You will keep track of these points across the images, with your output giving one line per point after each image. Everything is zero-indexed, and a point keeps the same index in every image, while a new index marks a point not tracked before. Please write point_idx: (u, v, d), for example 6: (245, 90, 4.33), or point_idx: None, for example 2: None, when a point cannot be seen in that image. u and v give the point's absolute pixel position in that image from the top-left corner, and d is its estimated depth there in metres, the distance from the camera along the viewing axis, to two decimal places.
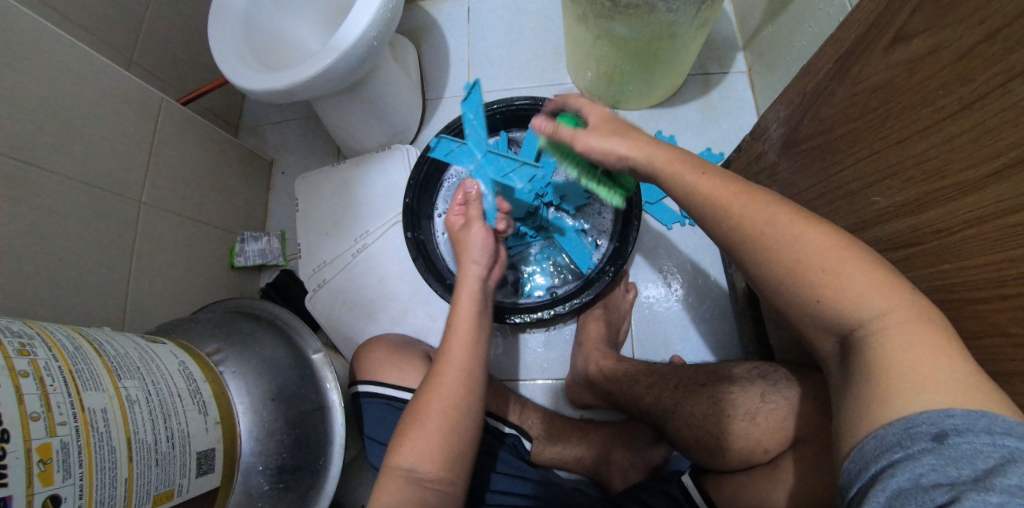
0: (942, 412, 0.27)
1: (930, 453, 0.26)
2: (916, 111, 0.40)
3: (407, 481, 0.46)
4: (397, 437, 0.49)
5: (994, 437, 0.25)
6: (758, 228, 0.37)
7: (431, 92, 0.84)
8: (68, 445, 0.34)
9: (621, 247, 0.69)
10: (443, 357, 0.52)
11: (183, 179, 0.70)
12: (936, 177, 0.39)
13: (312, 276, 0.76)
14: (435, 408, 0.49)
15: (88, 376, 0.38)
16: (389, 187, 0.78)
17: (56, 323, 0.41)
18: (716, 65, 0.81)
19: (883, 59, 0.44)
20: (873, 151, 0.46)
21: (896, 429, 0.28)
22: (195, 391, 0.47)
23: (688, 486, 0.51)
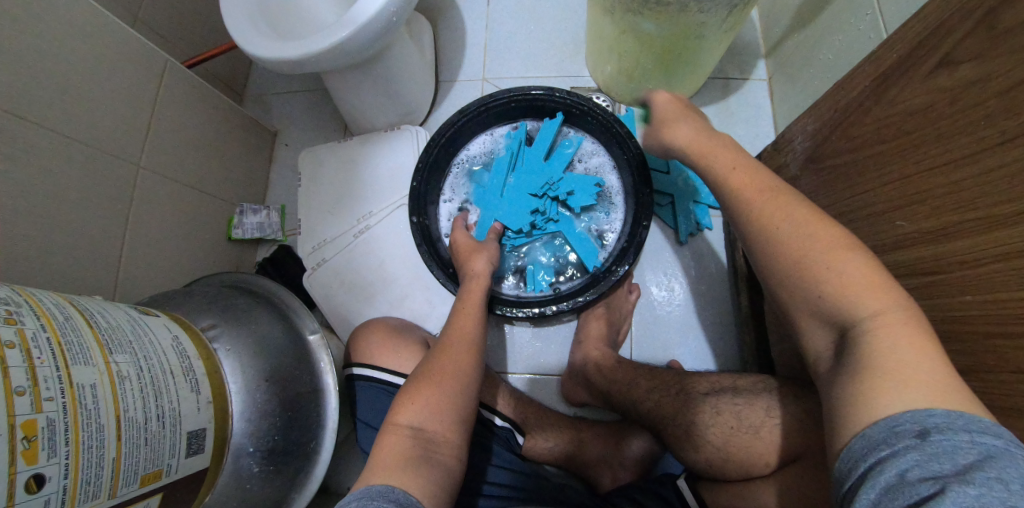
0: (924, 412, 0.27)
1: (914, 449, 0.25)
2: (954, 139, 0.39)
3: (416, 439, 0.44)
4: (406, 395, 0.48)
5: (973, 434, 0.25)
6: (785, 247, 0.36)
7: (445, 73, 0.82)
8: (54, 422, 0.33)
9: (630, 247, 0.67)
10: (455, 327, 0.57)
11: (183, 145, 0.67)
12: (967, 209, 0.38)
13: (311, 255, 0.74)
14: (454, 369, 0.51)
15: (78, 349, 0.37)
16: (397, 168, 0.76)
17: (45, 290, 0.40)
18: (737, 70, 0.80)
19: (923, 83, 0.43)
20: (903, 176, 0.45)
21: (882, 429, 0.27)
22: (188, 368, 0.45)
23: (684, 491, 0.52)
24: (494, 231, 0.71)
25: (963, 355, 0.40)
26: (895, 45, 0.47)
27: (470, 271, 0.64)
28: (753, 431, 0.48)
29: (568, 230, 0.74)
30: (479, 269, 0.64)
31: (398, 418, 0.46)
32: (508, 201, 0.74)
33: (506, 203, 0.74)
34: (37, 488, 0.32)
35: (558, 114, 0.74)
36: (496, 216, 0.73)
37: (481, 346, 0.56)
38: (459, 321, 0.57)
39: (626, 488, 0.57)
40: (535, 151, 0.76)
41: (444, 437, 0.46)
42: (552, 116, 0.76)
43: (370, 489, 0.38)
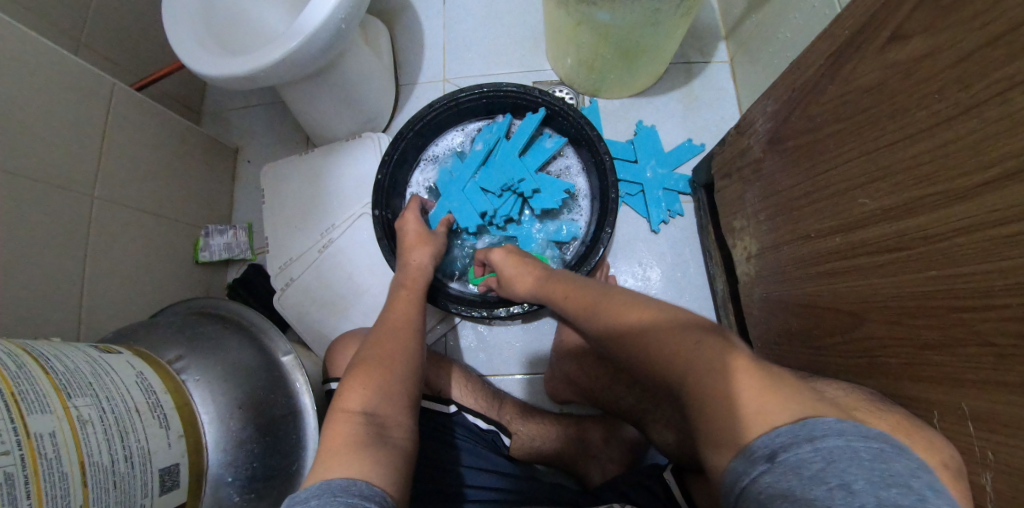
0: (772, 434, 0.31)
1: (768, 472, 0.29)
2: (910, 114, 0.39)
3: (370, 424, 0.43)
4: (349, 383, 0.47)
5: (812, 444, 0.29)
6: None
7: (404, 76, 0.80)
8: (12, 476, 0.33)
9: (595, 246, 0.66)
10: (392, 314, 0.56)
11: (138, 172, 0.65)
12: (927, 183, 0.38)
13: (279, 273, 0.72)
14: (396, 354, 0.50)
15: (33, 397, 0.36)
16: (360, 178, 0.75)
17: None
18: (698, 54, 0.79)
19: (877, 59, 0.43)
20: (863, 153, 0.45)
21: (745, 457, 0.31)
22: (154, 404, 0.44)
23: (671, 484, 0.53)
24: (445, 223, 0.70)
25: (932, 329, 0.40)
26: (845, 22, 0.47)
27: (406, 261, 0.63)
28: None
29: (523, 233, 0.74)
30: (418, 258, 0.63)
31: (346, 404, 0.44)
32: (472, 197, 0.73)
33: (467, 199, 0.73)
34: None
35: (540, 110, 0.71)
36: (450, 208, 0.73)
37: (419, 330, 0.56)
38: (394, 309, 0.57)
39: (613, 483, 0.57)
40: (512, 147, 0.73)
41: (395, 421, 0.45)
42: (535, 110, 0.73)
43: (330, 485, 0.35)
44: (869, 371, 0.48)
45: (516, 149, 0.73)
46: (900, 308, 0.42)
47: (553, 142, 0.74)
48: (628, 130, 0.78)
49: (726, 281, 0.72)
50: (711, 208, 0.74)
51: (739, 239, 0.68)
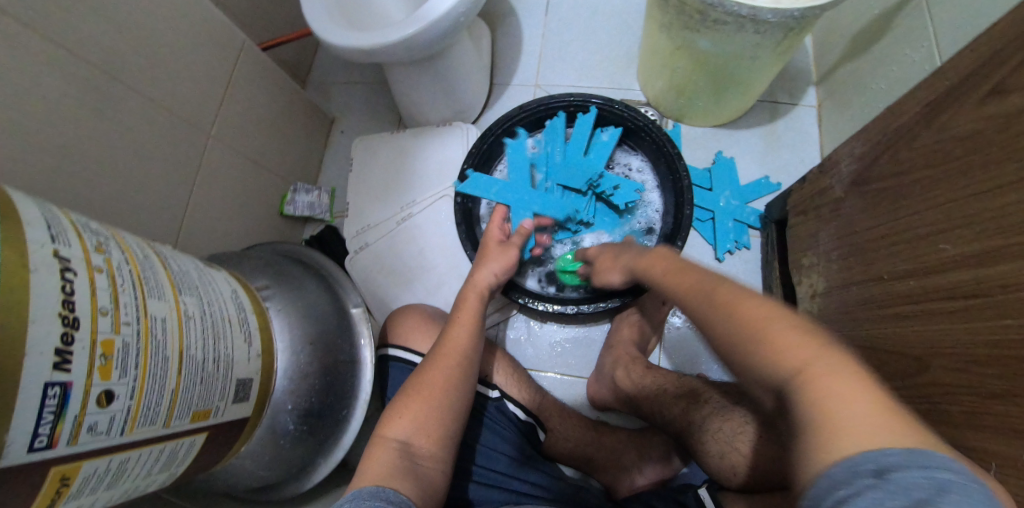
0: (880, 449, 0.24)
1: (874, 491, 0.22)
2: (1001, 165, 0.39)
3: (401, 452, 0.46)
4: (394, 408, 0.50)
5: (933, 470, 0.22)
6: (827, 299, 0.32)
7: (499, 77, 0.85)
8: (128, 346, 0.35)
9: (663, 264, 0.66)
10: (447, 336, 0.56)
11: (249, 121, 0.71)
12: (1012, 234, 0.38)
13: (354, 238, 0.76)
14: (436, 382, 0.52)
15: (154, 284, 0.39)
16: (445, 162, 0.78)
17: (132, 233, 0.42)
18: (786, 95, 0.81)
19: (974, 112, 0.43)
20: (950, 200, 0.45)
21: (838, 467, 0.24)
22: (243, 319, 0.48)
23: (704, 499, 0.50)
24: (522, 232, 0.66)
25: (998, 377, 0.38)
26: (947, 73, 0.47)
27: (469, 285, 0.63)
28: (780, 439, 0.47)
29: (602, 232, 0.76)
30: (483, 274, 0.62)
31: (386, 431, 0.48)
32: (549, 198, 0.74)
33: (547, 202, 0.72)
34: (107, 403, 0.33)
35: (591, 110, 0.74)
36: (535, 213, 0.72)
37: (474, 355, 0.56)
38: (451, 329, 0.57)
39: (642, 495, 0.56)
40: (573, 146, 0.75)
41: (428, 451, 0.48)
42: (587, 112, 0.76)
43: (361, 491, 0.39)
44: (929, 416, 0.46)
45: (579, 145, 0.74)
46: (970, 355, 0.41)
47: (609, 135, 0.75)
48: (706, 158, 0.80)
49: None
50: (779, 244, 0.74)
51: (806, 276, 0.68)
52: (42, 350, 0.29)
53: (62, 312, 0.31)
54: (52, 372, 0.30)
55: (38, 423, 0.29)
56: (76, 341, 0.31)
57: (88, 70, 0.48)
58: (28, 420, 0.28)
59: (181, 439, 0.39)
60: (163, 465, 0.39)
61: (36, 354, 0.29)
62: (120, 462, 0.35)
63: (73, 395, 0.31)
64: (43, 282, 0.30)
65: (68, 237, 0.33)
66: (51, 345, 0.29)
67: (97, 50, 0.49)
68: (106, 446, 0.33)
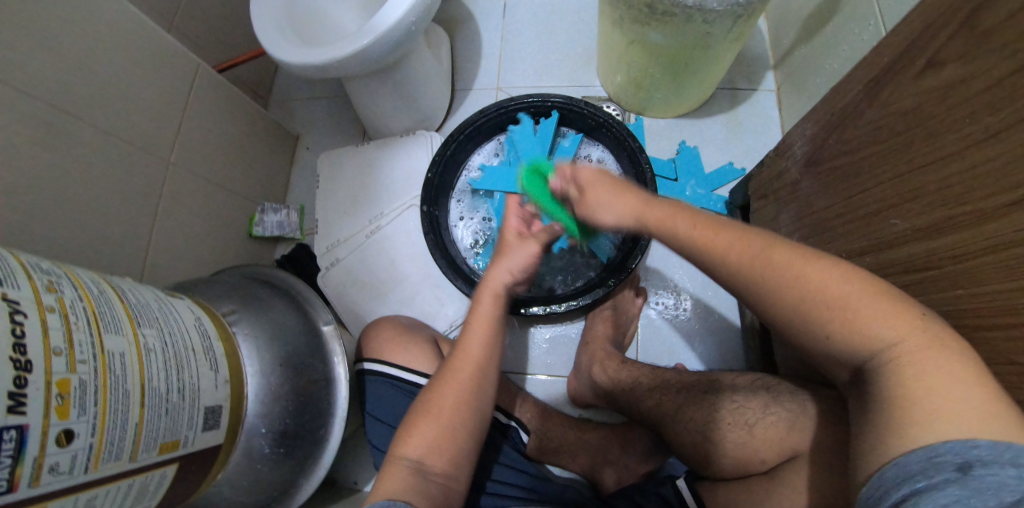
0: (968, 443, 0.27)
1: (955, 483, 0.26)
2: (942, 137, 0.40)
3: (414, 471, 0.48)
4: (405, 427, 0.51)
5: (1020, 470, 0.26)
6: (789, 275, 0.37)
7: (460, 82, 0.85)
8: (85, 383, 0.35)
9: (632, 254, 0.70)
10: (461, 348, 0.56)
11: (210, 144, 0.71)
12: (956, 203, 0.39)
13: (325, 254, 0.76)
14: (447, 400, 0.52)
15: (110, 319, 0.39)
16: (411, 171, 0.78)
17: (86, 268, 0.42)
18: (745, 81, 0.82)
19: (913, 86, 0.43)
20: (897, 175, 0.45)
21: (918, 458, 0.28)
22: (208, 347, 0.47)
23: (683, 491, 0.50)
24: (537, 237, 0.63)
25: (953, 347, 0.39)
26: (882, 52, 0.48)
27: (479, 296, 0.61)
28: (747, 427, 0.48)
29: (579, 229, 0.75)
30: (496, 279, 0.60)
31: (398, 450, 0.50)
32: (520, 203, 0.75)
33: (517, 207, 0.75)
34: (68, 442, 0.33)
35: (554, 114, 0.74)
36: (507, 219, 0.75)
37: (491, 366, 0.56)
38: (465, 341, 0.57)
39: (626, 491, 0.56)
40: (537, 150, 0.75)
41: (440, 468, 0.49)
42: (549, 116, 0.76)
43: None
44: None
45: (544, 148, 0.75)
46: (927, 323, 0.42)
47: (570, 140, 0.77)
48: (670, 148, 0.81)
49: None
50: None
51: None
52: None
53: (13, 356, 0.30)
54: (7, 416, 0.29)
55: None
56: (30, 383, 0.31)
57: (38, 108, 0.47)
58: None
59: (148, 472, 0.39)
60: (133, 501, 0.39)
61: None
62: (87, 500, 0.35)
63: (30, 437, 0.31)
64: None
65: (16, 279, 0.33)
66: (3, 389, 0.29)
67: (47, 87, 0.48)
68: (69, 484, 0.34)
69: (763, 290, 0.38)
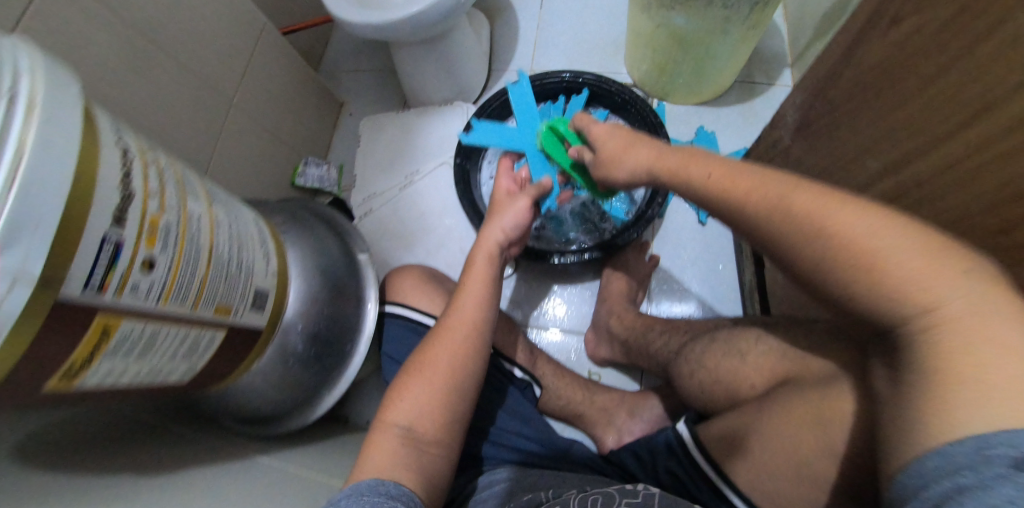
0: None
1: (1008, 482, 0.20)
2: (904, 80, 0.44)
3: (404, 439, 0.47)
4: (395, 393, 0.50)
5: None
6: (810, 217, 0.32)
7: (498, 64, 0.93)
8: (171, 226, 0.38)
9: (638, 222, 0.72)
10: (448, 320, 0.55)
11: (267, 95, 0.77)
12: (919, 135, 0.44)
13: (361, 204, 0.82)
14: (439, 365, 0.51)
15: (192, 188, 0.44)
16: (446, 135, 0.84)
17: (182, 162, 0.47)
18: (763, 76, 0.88)
19: (882, 39, 0.47)
20: (870, 121, 0.50)
21: (967, 449, 0.22)
22: (263, 240, 0.51)
23: (684, 436, 0.49)
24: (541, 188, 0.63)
25: None
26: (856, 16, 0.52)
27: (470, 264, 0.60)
28: (740, 356, 0.50)
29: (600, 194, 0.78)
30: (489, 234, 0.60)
31: (387, 417, 0.49)
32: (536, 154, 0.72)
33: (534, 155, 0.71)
34: (149, 269, 0.36)
35: (585, 91, 0.81)
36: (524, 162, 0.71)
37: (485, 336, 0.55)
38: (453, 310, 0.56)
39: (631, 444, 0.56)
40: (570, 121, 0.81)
41: (432, 436, 0.48)
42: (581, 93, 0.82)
43: (360, 485, 0.40)
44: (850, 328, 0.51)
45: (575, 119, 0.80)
46: None
47: (598, 115, 0.83)
48: (690, 132, 0.86)
49: (755, 269, 0.73)
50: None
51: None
52: (104, 208, 0.32)
53: (121, 184, 0.34)
54: (110, 228, 0.33)
55: (93, 269, 0.32)
56: (130, 211, 0.35)
57: (128, 31, 0.54)
58: (85, 265, 0.31)
59: (203, 327, 0.42)
60: (185, 353, 0.42)
61: (99, 210, 0.32)
62: (153, 332, 0.38)
63: (123, 254, 0.34)
64: (109, 154, 0.34)
65: (127, 135, 0.38)
66: (113, 204, 0.33)
67: (137, 15, 0.54)
68: (142, 310, 0.36)
69: (779, 234, 0.34)
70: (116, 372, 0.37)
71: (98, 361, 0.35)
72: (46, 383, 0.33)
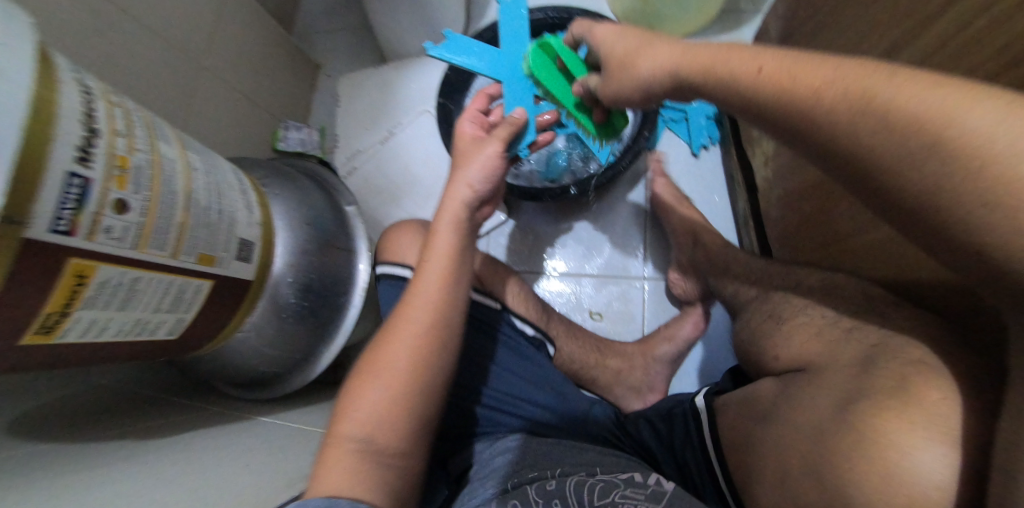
0: None
1: None
2: None
3: (363, 452, 0.43)
4: (348, 400, 0.46)
5: None
6: (914, 116, 0.23)
7: (476, 12, 0.90)
8: (142, 167, 0.36)
9: (626, 156, 0.71)
10: (401, 313, 0.50)
11: (241, 58, 0.74)
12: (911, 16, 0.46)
13: (345, 163, 0.80)
14: (397, 364, 0.47)
15: (162, 134, 0.41)
16: (427, 86, 0.81)
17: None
18: (749, 4, 0.86)
19: None
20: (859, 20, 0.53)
21: None
22: (244, 190, 0.50)
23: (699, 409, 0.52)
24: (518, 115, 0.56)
25: None
26: None
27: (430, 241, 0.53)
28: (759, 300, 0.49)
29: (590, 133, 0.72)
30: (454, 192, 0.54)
31: (340, 429, 0.44)
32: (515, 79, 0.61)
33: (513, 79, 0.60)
34: (123, 210, 0.33)
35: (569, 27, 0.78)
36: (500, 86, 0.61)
37: (446, 333, 0.49)
38: (408, 303, 0.50)
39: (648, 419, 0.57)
40: None
41: (390, 445, 0.44)
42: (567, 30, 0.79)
43: (308, 503, 0.34)
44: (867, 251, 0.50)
45: None
46: None
47: None
48: None
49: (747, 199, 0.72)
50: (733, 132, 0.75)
51: (759, 147, 0.68)
52: (68, 141, 0.30)
53: (84, 119, 0.32)
54: (75, 163, 0.30)
55: (60, 205, 0.29)
56: (97, 145, 0.32)
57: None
58: (51, 200, 0.29)
59: (188, 277, 0.40)
60: (171, 304, 0.40)
61: (63, 141, 0.30)
62: (133, 280, 0.36)
63: (92, 191, 0.31)
64: (68, 88, 0.32)
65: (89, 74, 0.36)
66: (76, 138, 0.30)
67: None
68: (120, 255, 0.34)
69: (863, 143, 0.25)
70: (95, 325, 0.35)
71: (75, 312, 0.33)
72: (23, 334, 0.31)
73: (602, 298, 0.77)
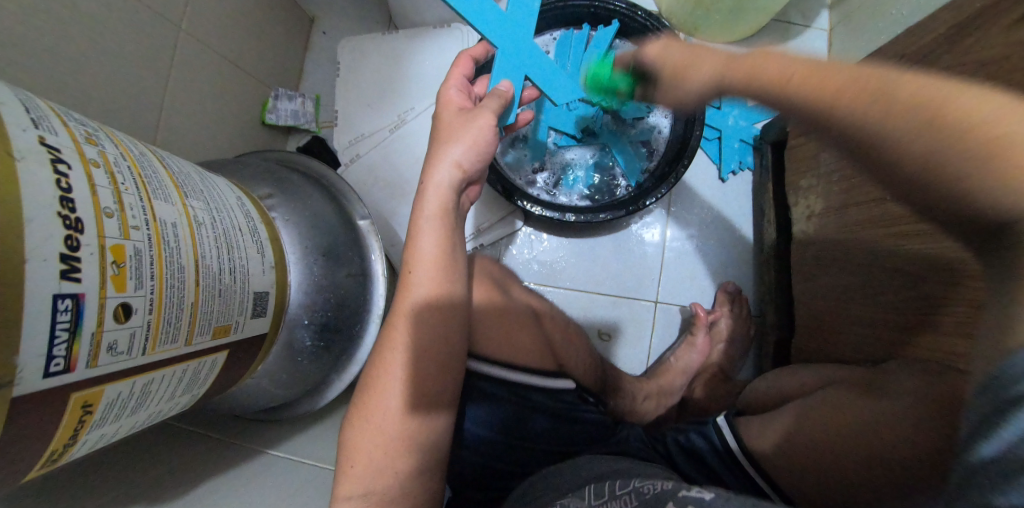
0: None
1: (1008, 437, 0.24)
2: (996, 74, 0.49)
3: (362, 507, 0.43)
4: (344, 458, 0.45)
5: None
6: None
7: None
8: (141, 253, 0.31)
9: (660, 185, 0.67)
10: (390, 346, 0.48)
11: (224, 16, 0.61)
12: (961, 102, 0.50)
13: (347, 148, 0.71)
14: (389, 408, 0.46)
15: (157, 184, 0.35)
16: (442, 68, 0.71)
17: (136, 140, 0.38)
18: (800, 17, 0.87)
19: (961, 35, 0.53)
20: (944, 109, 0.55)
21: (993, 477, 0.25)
22: (253, 229, 0.44)
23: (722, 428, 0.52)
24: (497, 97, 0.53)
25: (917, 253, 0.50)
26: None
27: (414, 246, 0.50)
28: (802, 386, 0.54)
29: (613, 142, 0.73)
30: (438, 179, 0.50)
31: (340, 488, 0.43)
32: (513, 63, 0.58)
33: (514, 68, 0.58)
34: (125, 318, 0.29)
35: (614, 23, 0.71)
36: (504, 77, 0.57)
37: (444, 373, 0.48)
38: (399, 337, 0.48)
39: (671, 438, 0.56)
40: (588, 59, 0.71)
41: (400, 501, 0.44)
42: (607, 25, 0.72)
43: None
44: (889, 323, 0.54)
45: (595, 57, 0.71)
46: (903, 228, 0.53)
47: (622, 54, 0.74)
48: None
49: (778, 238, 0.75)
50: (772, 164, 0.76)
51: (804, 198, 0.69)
52: (44, 257, 0.25)
53: (62, 211, 0.26)
54: (61, 282, 0.26)
55: (52, 341, 0.26)
56: (83, 246, 0.27)
57: None
58: (40, 337, 0.25)
59: (203, 356, 0.38)
60: (186, 387, 0.38)
61: (37, 259, 0.25)
62: (143, 386, 0.33)
63: (86, 308, 0.27)
64: (34, 175, 0.25)
65: (53, 124, 0.29)
66: (55, 250, 0.25)
67: None
68: (125, 366, 0.30)
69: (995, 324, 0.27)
70: (104, 435, 0.32)
71: (82, 437, 0.30)
72: (27, 474, 0.28)
73: (614, 315, 0.80)
